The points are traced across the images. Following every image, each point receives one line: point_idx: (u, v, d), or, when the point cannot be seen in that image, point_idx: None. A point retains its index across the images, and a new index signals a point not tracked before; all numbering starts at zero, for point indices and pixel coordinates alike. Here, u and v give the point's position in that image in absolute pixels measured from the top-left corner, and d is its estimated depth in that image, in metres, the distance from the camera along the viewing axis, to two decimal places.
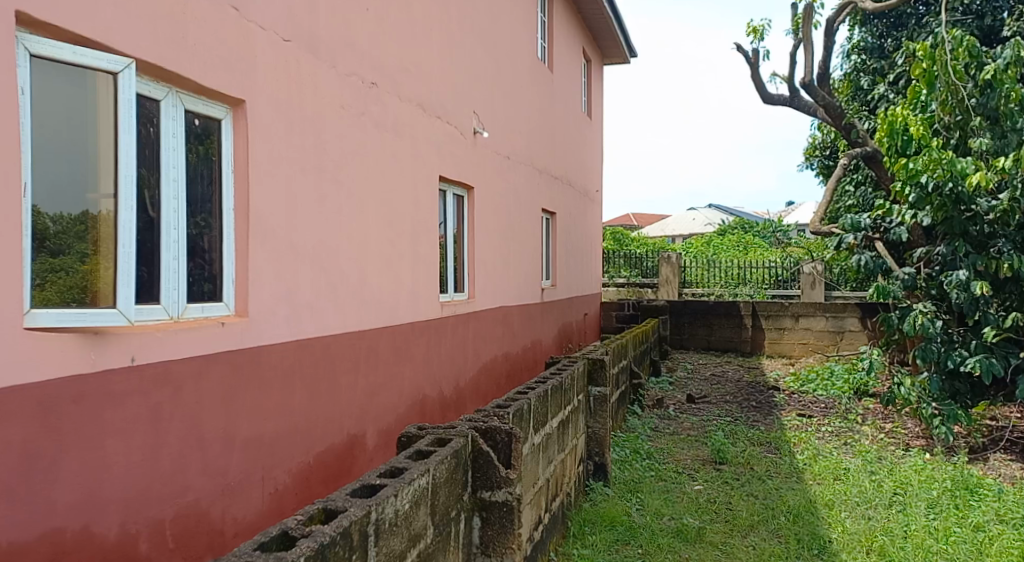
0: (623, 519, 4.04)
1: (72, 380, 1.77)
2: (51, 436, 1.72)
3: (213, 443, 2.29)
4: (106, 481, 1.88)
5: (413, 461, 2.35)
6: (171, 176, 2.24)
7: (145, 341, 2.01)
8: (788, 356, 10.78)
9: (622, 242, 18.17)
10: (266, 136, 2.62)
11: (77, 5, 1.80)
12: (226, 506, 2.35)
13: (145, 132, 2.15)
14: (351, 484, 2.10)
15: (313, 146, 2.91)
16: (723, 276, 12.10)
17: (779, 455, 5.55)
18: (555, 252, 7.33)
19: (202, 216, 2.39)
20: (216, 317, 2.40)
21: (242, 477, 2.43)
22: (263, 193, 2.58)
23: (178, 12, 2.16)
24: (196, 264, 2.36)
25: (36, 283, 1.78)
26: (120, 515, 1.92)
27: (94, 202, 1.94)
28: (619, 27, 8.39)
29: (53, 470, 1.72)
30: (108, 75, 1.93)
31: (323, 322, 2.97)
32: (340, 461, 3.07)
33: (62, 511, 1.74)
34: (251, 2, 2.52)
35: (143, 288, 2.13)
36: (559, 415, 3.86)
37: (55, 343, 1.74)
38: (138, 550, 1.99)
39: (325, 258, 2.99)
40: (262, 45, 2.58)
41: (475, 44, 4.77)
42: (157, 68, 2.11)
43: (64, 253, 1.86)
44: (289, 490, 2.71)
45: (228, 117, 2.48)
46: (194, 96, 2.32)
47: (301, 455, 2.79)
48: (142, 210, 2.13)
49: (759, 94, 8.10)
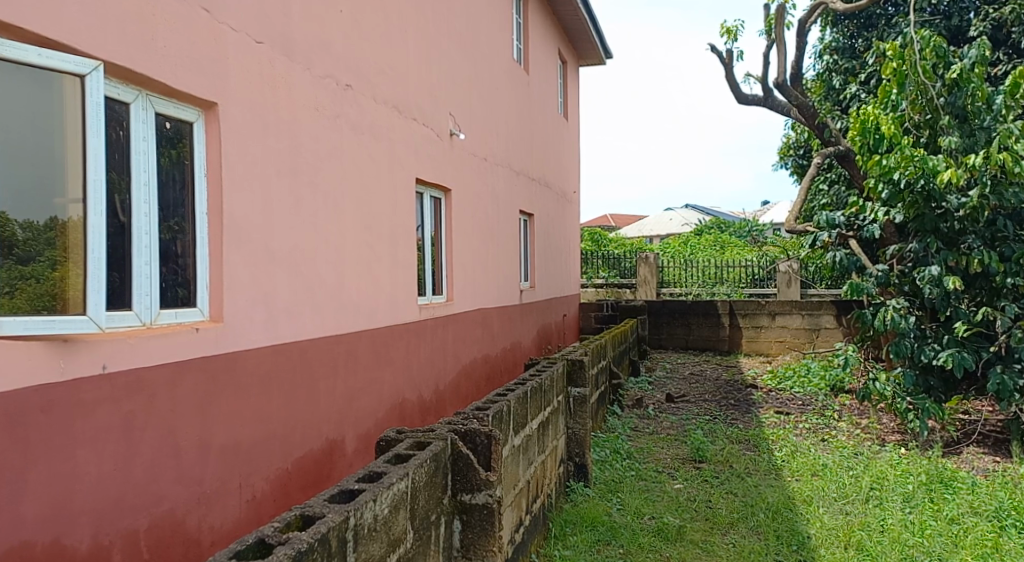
0: (605, 519, 4.05)
1: (40, 389, 1.73)
2: (18, 448, 1.68)
3: (188, 451, 2.25)
4: (78, 492, 1.84)
5: (391, 465, 2.34)
6: (141, 180, 2.20)
7: (117, 348, 1.98)
8: (765, 354, 10.89)
9: (601, 243, 18.29)
10: (241, 140, 2.58)
11: (40, 6, 1.76)
12: (202, 514, 2.32)
13: (113, 136, 2.12)
14: (329, 490, 2.07)
15: (288, 149, 2.88)
16: (701, 275, 12.21)
17: (758, 453, 5.61)
18: (533, 252, 7.34)
19: (175, 221, 2.35)
20: (191, 322, 2.36)
21: (219, 484, 2.40)
22: (237, 197, 2.55)
23: (147, 12, 2.12)
24: (169, 270, 2.32)
25: (5, 291, 1.77)
26: (92, 527, 1.88)
27: (62, 208, 1.88)
28: (595, 28, 8.43)
29: (20, 482, 1.68)
30: (76, 78, 1.85)
31: (301, 326, 2.94)
32: (320, 467, 3.04)
33: (33, 521, 1.71)
34: (222, 4, 2.49)
35: (114, 295, 2.09)
36: (539, 416, 3.86)
37: (23, 353, 1.70)
38: None
39: (301, 263, 2.96)
40: (234, 47, 2.55)
41: (451, 46, 4.77)
42: (125, 70, 2.07)
43: (34, 261, 1.84)
44: (268, 497, 2.68)
45: (200, 120, 2.45)
46: (164, 99, 2.29)
47: (279, 461, 2.76)
48: (111, 215, 2.10)
49: (734, 94, 8.19)
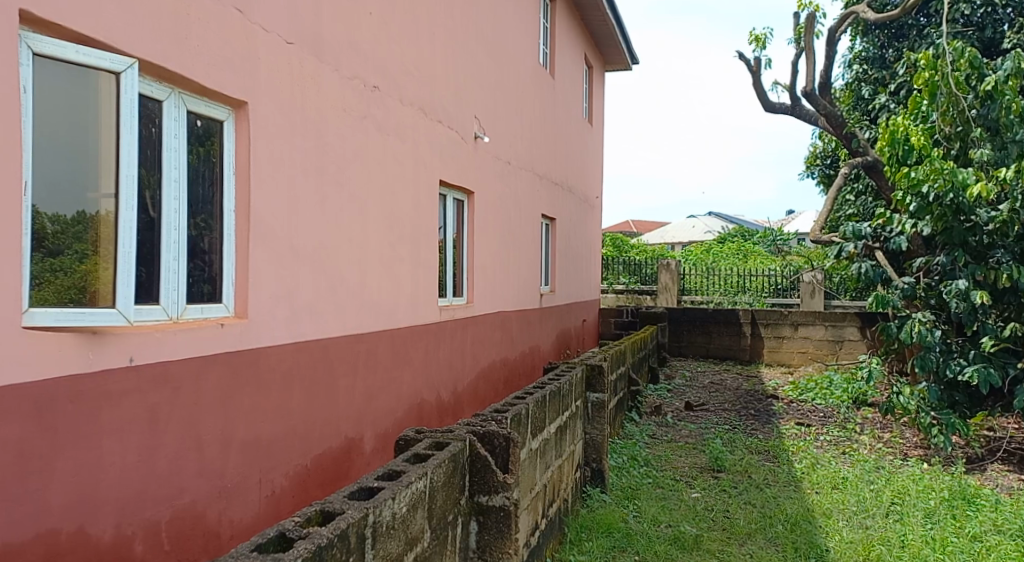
0: (621, 526, 4.02)
1: (67, 379, 1.77)
2: (45, 436, 1.71)
3: (210, 445, 2.28)
4: (102, 482, 1.87)
5: (411, 464, 2.35)
6: (172, 176, 2.24)
7: (143, 340, 2.02)
8: (788, 365, 10.75)
9: (623, 249, 18.32)
10: (269, 138, 2.62)
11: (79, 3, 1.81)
12: (223, 507, 2.35)
13: (147, 133, 2.15)
14: (349, 486, 2.08)
15: (314, 148, 2.91)
16: (723, 283, 12.11)
17: (777, 464, 5.55)
18: (554, 257, 7.33)
19: (203, 218, 2.39)
20: (215, 318, 2.40)
21: (239, 478, 2.43)
22: (263, 195, 2.58)
23: (180, 10, 2.16)
24: (196, 265, 2.36)
25: (34, 284, 1.77)
26: (115, 517, 1.91)
27: (94, 202, 1.95)
28: (622, 34, 8.43)
29: (47, 471, 1.72)
30: (111, 75, 1.95)
31: (322, 325, 2.97)
32: (339, 464, 3.06)
33: (62, 504, 1.76)
34: (254, 4, 2.52)
35: (142, 289, 2.13)
36: (557, 421, 3.85)
37: (54, 344, 1.74)
38: (133, 552, 1.98)
39: (325, 261, 2.99)
40: (265, 47, 2.59)
41: (478, 49, 4.80)
42: (159, 68, 2.11)
43: (63, 253, 1.86)
44: (288, 495, 2.72)
45: (230, 118, 2.49)
46: (196, 97, 2.33)
47: (298, 458, 2.79)
48: (142, 210, 2.13)
49: (760, 102, 8.13)
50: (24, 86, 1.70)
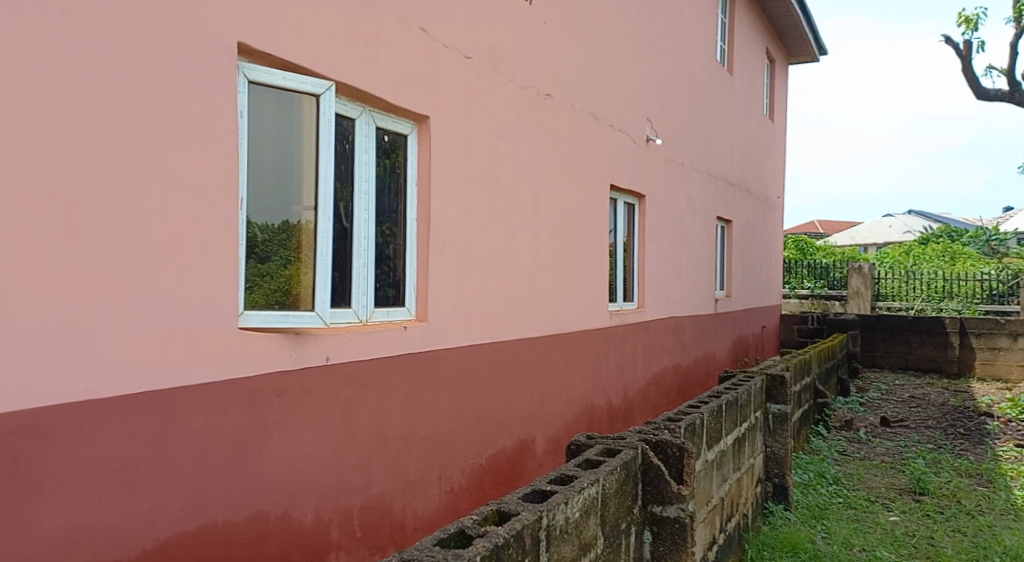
0: (807, 547, 3.78)
1: (275, 375, 1.95)
2: (257, 426, 1.89)
3: (396, 441, 2.42)
4: (303, 471, 2.04)
5: (583, 470, 2.35)
6: (362, 189, 2.39)
7: (338, 341, 2.18)
8: (1003, 380, 9.61)
9: (806, 252, 17.23)
10: (448, 150, 2.73)
11: (287, 33, 1.98)
12: (408, 501, 2.48)
13: (341, 149, 2.33)
14: (524, 488, 2.12)
15: (490, 158, 3.01)
16: (924, 289, 11.08)
17: (994, 490, 4.93)
18: (730, 260, 7.04)
19: (388, 226, 2.54)
20: (399, 321, 2.54)
21: (422, 473, 2.55)
22: (443, 205, 2.70)
23: (370, 33, 2.32)
24: (383, 270, 2.52)
25: (249, 287, 1.97)
26: (314, 504, 2.08)
27: (296, 213, 2.12)
28: (809, 25, 7.99)
29: (258, 459, 1.90)
30: (312, 97, 2.12)
31: (496, 328, 3.06)
32: (512, 466, 3.13)
33: (270, 489, 1.93)
34: (437, 23, 2.65)
35: (337, 293, 2.30)
36: (734, 432, 3.70)
37: (265, 342, 1.92)
38: (331, 537, 2.15)
39: (500, 267, 3.08)
40: (446, 63, 2.72)
41: (652, 51, 4.73)
42: (352, 89, 2.27)
43: (271, 260, 2.05)
44: (464, 493, 2.82)
45: (413, 132, 2.63)
46: (383, 113, 2.48)
47: (475, 456, 2.89)
48: (337, 220, 2.30)
49: (973, 90, 7.34)
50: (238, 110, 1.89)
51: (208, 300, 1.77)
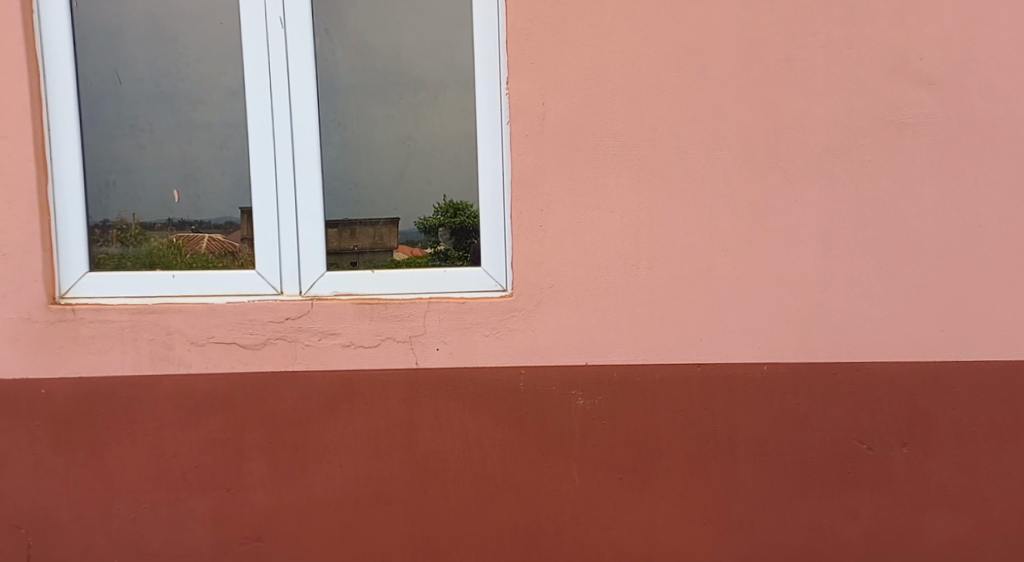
0: None
1: (739, 360, 2.88)
2: (707, 395, 2.89)
3: (910, 445, 2.94)
4: (750, 431, 2.91)
5: (854, 452, 2.94)
6: (895, 231, 2.87)
7: (862, 348, 2.90)
8: None
9: None
10: (965, 173, 2.86)
11: (818, 129, 2.82)
12: (913, 505, 2.96)
13: (876, 199, 2.86)
14: (750, 459, 2.93)
15: (978, 168, 2.86)
16: None
17: None
18: None
19: (931, 261, 2.88)
20: (909, 339, 2.90)
21: (926, 482, 2.96)
22: (920, 224, 2.87)
23: (884, 87, 2.82)
24: (913, 302, 2.89)
25: (851, 323, 2.89)
26: (743, 460, 2.93)
27: (829, 258, 2.87)
28: None
29: (615, 411, 2.89)
30: (851, 172, 2.85)
31: (968, 345, 2.91)
32: (984, 480, 2.95)
33: (884, 443, 2.93)
34: (960, 51, 2.82)
35: (866, 321, 2.89)
36: None
37: (812, 337, 2.89)
38: (723, 482, 2.94)
39: (970, 281, 2.89)
40: (954, 84, 2.83)
41: None
42: (883, 152, 2.84)
43: (820, 295, 2.88)
44: (910, 491, 2.96)
45: (912, 158, 2.84)
46: (926, 167, 2.85)
47: (966, 482, 2.95)
48: (874, 260, 2.87)
49: None
50: (915, 222, 2.86)
51: (749, 321, 2.88)
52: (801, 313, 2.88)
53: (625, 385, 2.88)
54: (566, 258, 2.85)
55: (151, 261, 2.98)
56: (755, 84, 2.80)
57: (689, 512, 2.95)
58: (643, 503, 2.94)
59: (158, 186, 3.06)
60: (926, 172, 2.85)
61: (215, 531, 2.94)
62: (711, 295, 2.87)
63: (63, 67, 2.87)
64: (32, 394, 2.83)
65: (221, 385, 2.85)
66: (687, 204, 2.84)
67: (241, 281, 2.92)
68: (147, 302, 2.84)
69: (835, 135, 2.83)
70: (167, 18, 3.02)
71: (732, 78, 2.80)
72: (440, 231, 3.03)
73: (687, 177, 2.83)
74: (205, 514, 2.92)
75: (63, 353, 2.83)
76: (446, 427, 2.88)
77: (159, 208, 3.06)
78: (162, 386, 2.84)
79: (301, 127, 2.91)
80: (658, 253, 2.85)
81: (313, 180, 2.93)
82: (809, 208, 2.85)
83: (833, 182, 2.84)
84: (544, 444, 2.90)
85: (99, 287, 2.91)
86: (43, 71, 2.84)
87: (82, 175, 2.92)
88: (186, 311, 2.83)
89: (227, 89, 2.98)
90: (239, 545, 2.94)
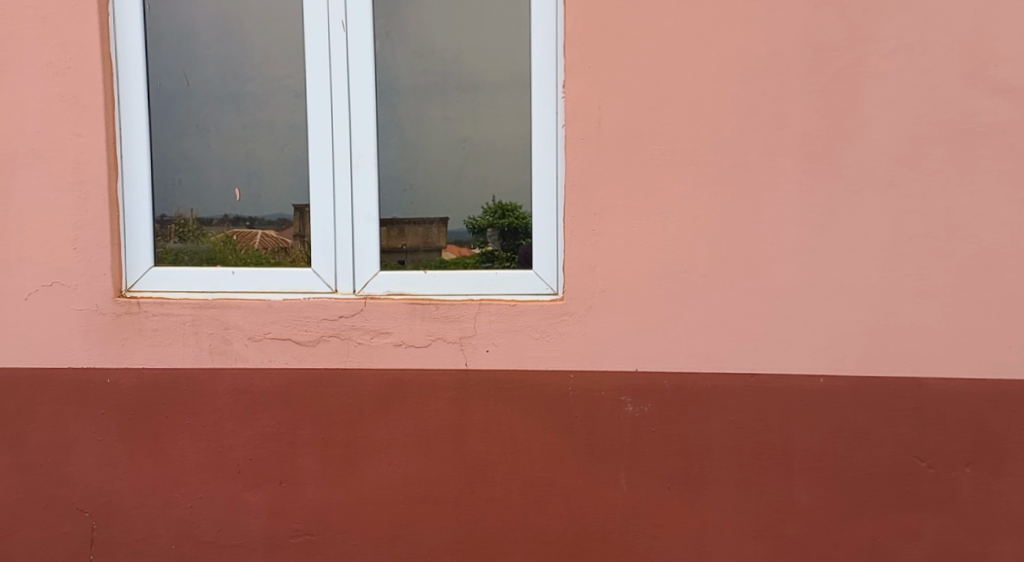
0: None
1: (795, 373, 2.80)
2: (760, 407, 2.82)
3: (975, 467, 2.81)
4: (806, 446, 2.83)
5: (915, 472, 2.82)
6: (964, 245, 2.75)
7: (928, 365, 2.78)
8: None
9: None
10: None
11: (883, 137, 2.73)
12: (977, 529, 2.84)
13: (946, 211, 2.74)
14: (805, 474, 2.85)
15: None
16: None
17: None
18: None
19: (1003, 276, 2.75)
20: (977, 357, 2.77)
21: (992, 507, 2.83)
22: (992, 238, 2.74)
23: (957, 95, 2.70)
24: (983, 319, 2.77)
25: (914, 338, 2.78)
26: (798, 476, 2.85)
27: (893, 271, 2.77)
28: None
29: (665, 419, 2.84)
30: (920, 181, 2.74)
31: None
32: None
33: (948, 464, 2.81)
34: None
35: (931, 336, 2.77)
36: None
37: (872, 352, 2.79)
38: (776, 497, 2.86)
39: None
40: None
41: None
42: (954, 162, 2.72)
43: (883, 308, 2.78)
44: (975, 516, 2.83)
45: (985, 168, 2.72)
46: (998, 177, 2.72)
47: None
48: (942, 273, 2.76)
49: None
50: (989, 235, 2.74)
51: (807, 333, 2.80)
52: (863, 325, 2.79)
53: (677, 394, 2.83)
54: (622, 264, 2.81)
55: (212, 257, 3.06)
56: (822, 89, 2.72)
57: (740, 525, 2.89)
58: (693, 515, 2.89)
59: (221, 186, 3.15)
60: (1001, 182, 2.72)
61: (269, 524, 3.00)
62: (769, 305, 2.80)
63: (134, 67, 2.96)
64: (99, 383, 2.94)
65: (277, 381, 2.91)
66: (746, 212, 2.78)
67: (298, 278, 2.98)
68: (208, 298, 2.92)
69: (903, 143, 2.73)
70: (234, 22, 3.11)
71: (796, 84, 2.72)
72: (488, 232, 3.04)
73: (746, 184, 2.77)
74: (259, 506, 2.99)
75: (129, 344, 2.93)
76: (496, 429, 2.88)
77: (222, 207, 3.15)
78: (221, 380, 2.92)
79: (358, 128, 2.94)
80: (715, 260, 2.80)
81: (368, 181, 2.96)
82: (876, 218, 2.76)
83: (900, 192, 2.74)
84: (592, 450, 2.87)
85: (163, 281, 3.00)
86: (118, 72, 2.94)
87: (151, 173, 3.02)
88: (245, 307, 2.90)
89: (291, 91, 3.05)
90: (292, 538, 3.00)
